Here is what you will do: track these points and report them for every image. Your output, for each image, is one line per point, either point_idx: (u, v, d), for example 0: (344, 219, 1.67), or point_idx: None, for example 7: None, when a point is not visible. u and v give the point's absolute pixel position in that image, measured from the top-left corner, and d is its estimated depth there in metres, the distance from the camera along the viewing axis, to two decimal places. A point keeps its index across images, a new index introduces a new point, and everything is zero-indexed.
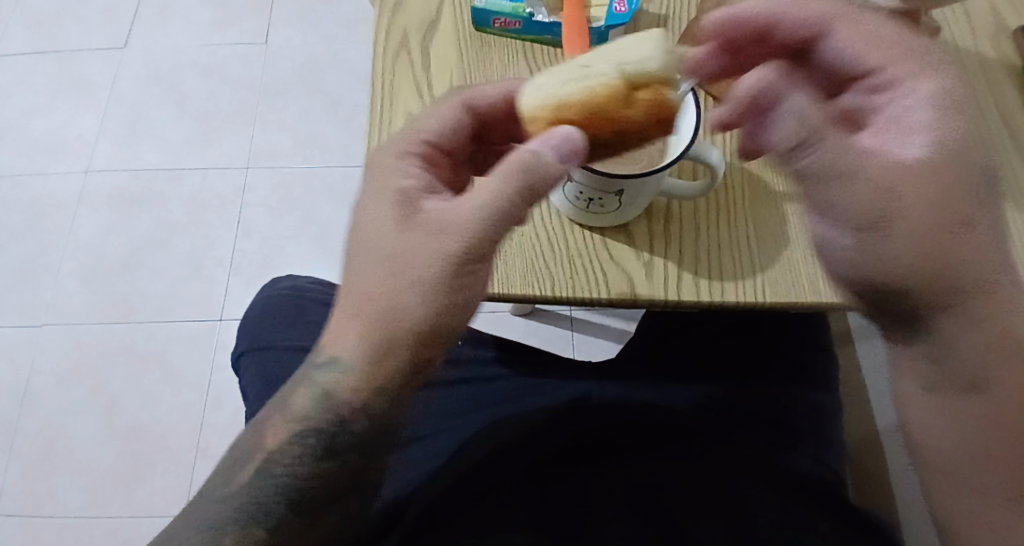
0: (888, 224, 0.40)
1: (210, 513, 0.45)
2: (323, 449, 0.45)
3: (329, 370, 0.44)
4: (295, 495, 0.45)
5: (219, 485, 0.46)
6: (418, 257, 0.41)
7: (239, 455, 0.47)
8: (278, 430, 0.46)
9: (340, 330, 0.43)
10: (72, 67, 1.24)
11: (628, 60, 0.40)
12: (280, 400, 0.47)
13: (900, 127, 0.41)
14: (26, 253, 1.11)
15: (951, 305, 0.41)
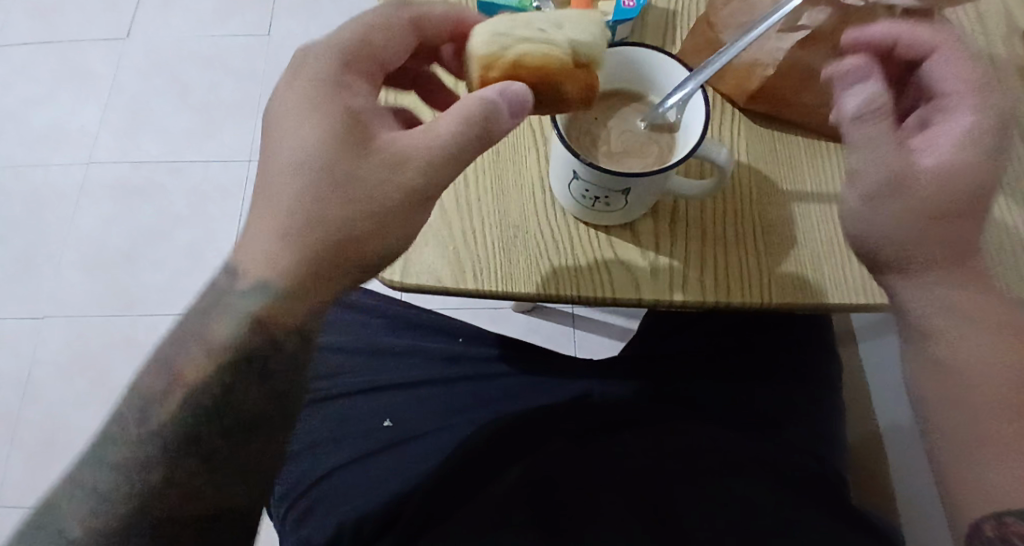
0: (894, 196, 0.46)
1: (122, 456, 0.44)
2: (242, 376, 0.46)
3: (246, 294, 0.45)
4: (224, 420, 0.45)
5: (126, 431, 0.45)
6: (341, 185, 0.43)
7: (145, 396, 0.46)
8: (190, 364, 0.46)
9: (256, 256, 0.44)
10: (73, 57, 1.24)
11: (579, 37, 0.45)
12: (183, 336, 0.47)
13: (931, 144, 0.48)
14: (26, 243, 1.11)
15: (908, 274, 0.47)
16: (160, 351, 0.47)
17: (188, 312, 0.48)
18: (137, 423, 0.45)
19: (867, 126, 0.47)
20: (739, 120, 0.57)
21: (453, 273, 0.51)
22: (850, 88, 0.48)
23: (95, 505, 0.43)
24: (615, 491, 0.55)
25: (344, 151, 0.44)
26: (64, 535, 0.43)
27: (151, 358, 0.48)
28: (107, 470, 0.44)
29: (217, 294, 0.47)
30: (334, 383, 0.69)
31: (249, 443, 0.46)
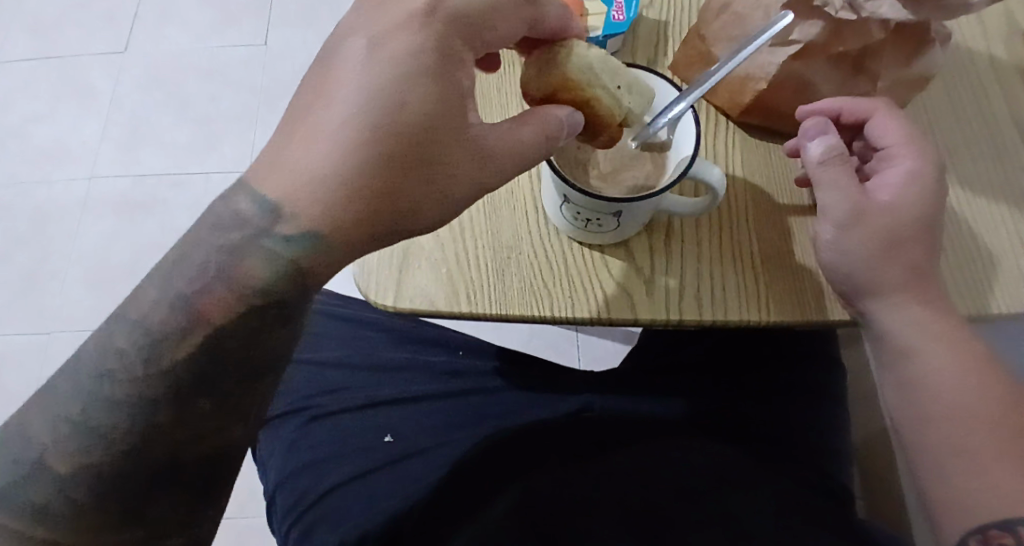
0: (854, 227, 0.48)
1: (125, 391, 0.43)
2: (261, 328, 0.43)
3: (290, 241, 0.42)
4: (240, 363, 0.44)
5: (129, 366, 0.43)
6: (408, 153, 0.41)
7: (151, 328, 0.43)
8: (210, 303, 0.42)
9: (310, 208, 0.41)
10: (73, 73, 1.24)
11: (639, 110, 0.46)
12: (204, 263, 0.42)
13: (888, 187, 0.50)
14: (32, 260, 1.12)
15: (876, 300, 0.49)
16: (171, 272, 0.43)
17: (207, 233, 0.43)
18: (143, 360, 0.42)
19: (831, 171, 0.49)
20: (735, 133, 0.56)
21: (447, 296, 0.51)
22: (809, 136, 0.49)
23: (87, 439, 0.43)
24: (608, 511, 0.55)
25: (424, 116, 0.41)
26: (50, 465, 0.43)
27: (158, 280, 0.43)
28: (104, 407, 0.43)
29: (249, 226, 0.42)
30: (335, 398, 0.68)
31: (250, 390, 0.46)
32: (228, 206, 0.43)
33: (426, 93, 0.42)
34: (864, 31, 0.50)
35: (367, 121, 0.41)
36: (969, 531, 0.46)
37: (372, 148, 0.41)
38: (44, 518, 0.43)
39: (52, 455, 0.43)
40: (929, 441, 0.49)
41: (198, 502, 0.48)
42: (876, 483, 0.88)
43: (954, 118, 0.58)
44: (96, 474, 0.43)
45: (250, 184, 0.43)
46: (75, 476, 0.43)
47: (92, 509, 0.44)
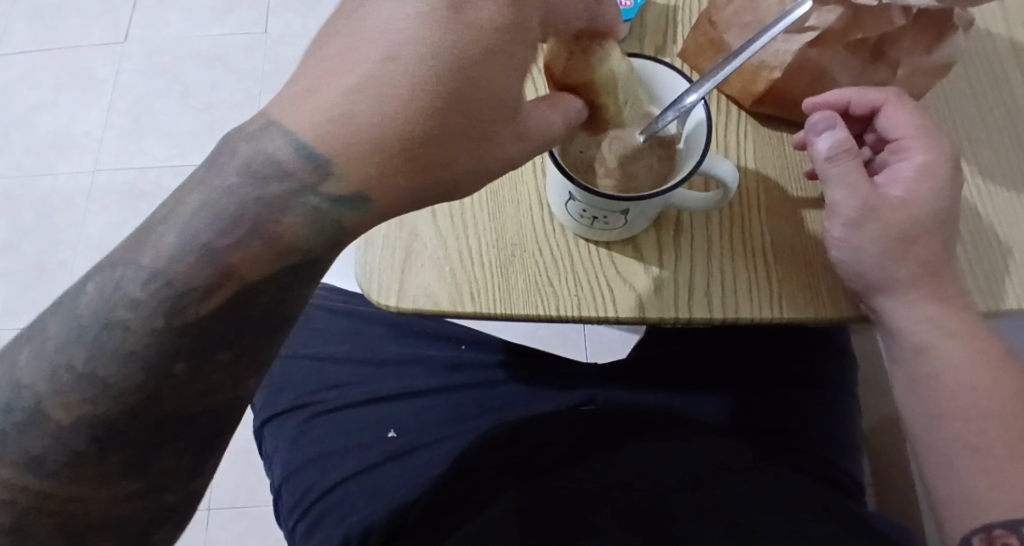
0: (866, 222, 0.47)
1: (136, 344, 0.37)
2: (292, 286, 0.39)
3: (336, 202, 0.38)
4: (268, 317, 0.39)
5: (145, 318, 0.37)
6: (459, 112, 0.38)
7: (169, 278, 0.36)
8: (242, 256, 0.37)
9: (354, 167, 0.38)
10: (75, 61, 1.23)
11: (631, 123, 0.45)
12: (234, 213, 0.37)
13: (900, 179, 0.48)
14: (38, 251, 1.11)
15: (888, 294, 0.48)
16: (195, 216, 0.37)
17: (237, 176, 0.37)
18: (162, 312, 0.36)
19: (839, 167, 0.47)
20: (746, 123, 0.55)
21: (450, 296, 0.50)
22: (817, 131, 0.47)
23: (91, 391, 0.37)
24: (608, 505, 0.54)
25: (478, 75, 0.38)
26: (48, 415, 0.38)
27: (178, 221, 0.37)
28: (113, 358, 0.37)
29: (290, 178, 0.37)
30: (338, 394, 0.67)
31: (267, 348, 0.41)
32: (260, 148, 0.37)
33: (478, 47, 0.38)
34: (884, 17, 0.48)
35: (422, 74, 0.38)
36: (975, 528, 0.45)
37: (424, 106, 0.38)
38: (41, 469, 0.38)
39: (50, 405, 0.37)
40: (945, 441, 0.47)
41: (202, 461, 0.43)
42: (886, 474, 0.87)
43: (973, 105, 0.56)
44: (102, 430, 0.38)
45: (289, 127, 0.37)
46: (76, 429, 0.38)
47: (93, 462, 0.39)
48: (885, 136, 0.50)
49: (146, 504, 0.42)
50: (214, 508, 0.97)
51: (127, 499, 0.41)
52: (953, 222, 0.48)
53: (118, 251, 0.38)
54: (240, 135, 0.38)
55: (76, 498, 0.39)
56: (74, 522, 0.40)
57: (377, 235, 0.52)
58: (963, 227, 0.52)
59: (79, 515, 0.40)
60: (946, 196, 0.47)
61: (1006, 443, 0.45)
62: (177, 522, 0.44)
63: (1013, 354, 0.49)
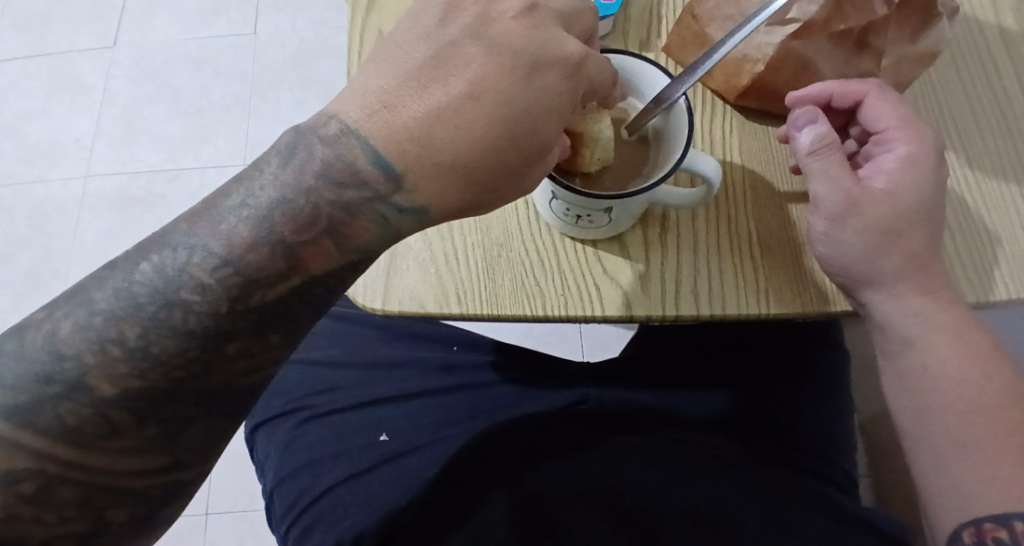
0: (853, 215, 0.46)
1: (195, 324, 0.37)
2: (347, 282, 0.40)
3: (405, 211, 0.39)
4: (319, 309, 0.40)
5: (211, 302, 0.37)
6: (523, 140, 0.40)
7: (240, 265, 0.37)
8: (311, 251, 0.38)
9: (427, 177, 0.39)
10: (64, 68, 1.22)
11: (608, 159, 0.46)
12: (311, 211, 0.37)
13: (886, 171, 0.48)
14: (33, 260, 1.10)
15: (878, 287, 0.47)
16: (271, 208, 0.37)
17: (315, 176, 0.38)
18: (228, 296, 0.37)
19: (822, 161, 0.47)
20: (732, 116, 0.54)
21: (436, 297, 0.50)
22: (798, 126, 0.47)
23: (142, 366, 0.37)
24: (589, 501, 0.53)
25: (541, 108, 0.40)
26: (90, 387, 0.36)
27: (253, 211, 0.37)
28: (169, 333, 0.37)
29: (365, 185, 0.38)
30: (331, 398, 0.67)
31: (297, 341, 0.41)
32: (335, 149, 0.38)
33: (547, 83, 0.40)
34: (866, 6, 0.49)
35: (498, 108, 0.39)
36: (965, 522, 0.45)
37: (497, 117, 0.39)
38: (74, 440, 0.36)
39: (96, 378, 0.36)
40: (937, 434, 0.47)
41: (217, 437, 0.41)
42: (883, 464, 0.87)
43: (961, 94, 0.55)
44: (144, 404, 0.37)
45: (370, 135, 0.38)
46: (120, 402, 0.37)
47: (130, 434, 0.37)
48: (869, 130, 0.50)
49: (164, 481, 0.40)
50: (215, 514, 0.97)
51: (150, 474, 0.39)
52: (938, 213, 0.47)
53: (178, 230, 0.38)
54: (315, 132, 0.39)
55: (103, 469, 0.37)
56: (98, 495, 0.38)
57: None
58: (952, 219, 0.52)
59: (104, 488, 0.38)
60: (930, 185, 0.47)
61: (994, 434, 0.45)
62: (184, 500, 0.42)
63: (1003, 346, 0.48)
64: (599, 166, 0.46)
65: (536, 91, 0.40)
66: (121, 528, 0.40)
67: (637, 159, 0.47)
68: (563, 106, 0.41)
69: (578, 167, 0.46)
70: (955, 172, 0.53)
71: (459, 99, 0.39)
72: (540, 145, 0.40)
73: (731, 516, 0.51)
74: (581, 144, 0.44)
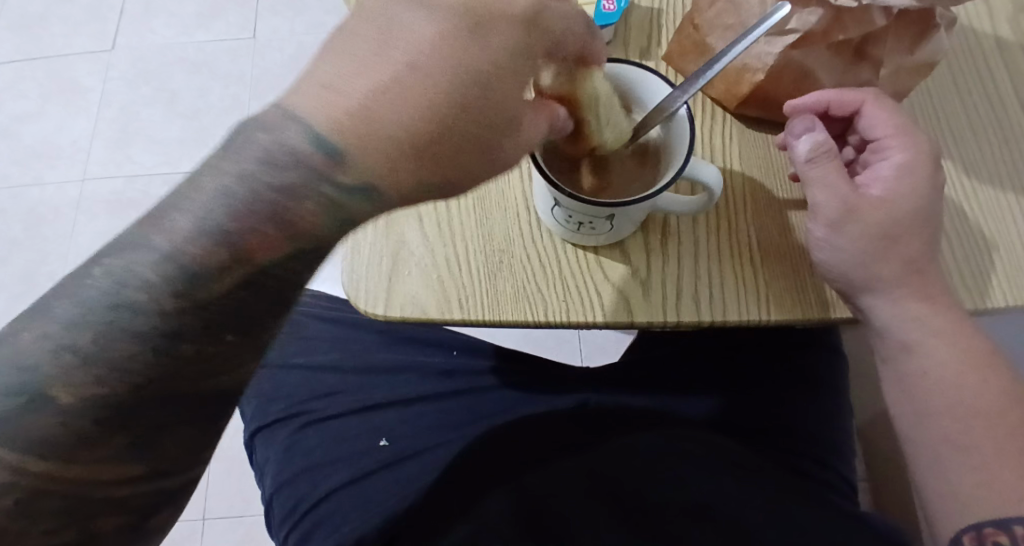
0: (852, 222, 0.47)
1: (148, 325, 0.34)
2: (304, 275, 0.38)
3: (351, 191, 0.37)
4: (275, 301, 0.38)
5: (158, 300, 0.34)
6: (470, 118, 0.39)
7: (183, 260, 0.34)
8: (258, 240, 0.35)
9: (373, 155, 0.37)
10: (60, 70, 1.22)
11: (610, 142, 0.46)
12: (252, 197, 0.35)
13: (882, 179, 0.48)
14: (27, 263, 1.10)
15: (878, 293, 0.48)
16: (213, 199, 0.35)
17: (255, 161, 0.35)
18: (175, 293, 0.34)
19: (819, 168, 0.47)
20: (732, 124, 0.55)
21: (439, 303, 0.50)
22: (795, 134, 0.48)
23: (99, 374, 0.34)
24: (591, 501, 0.54)
25: (498, 80, 0.39)
26: (53, 398, 0.34)
27: (194, 204, 0.35)
28: (123, 338, 0.34)
29: (305, 165, 0.35)
30: (330, 402, 0.67)
31: (259, 339, 0.39)
32: (269, 130, 0.36)
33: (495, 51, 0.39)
34: (865, 18, 0.49)
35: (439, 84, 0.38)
36: (966, 527, 0.45)
37: (443, 85, 0.38)
38: (48, 452, 0.35)
39: (56, 388, 0.34)
40: (935, 438, 0.47)
41: (200, 445, 0.40)
42: (880, 469, 0.87)
43: (958, 103, 0.56)
44: (111, 414, 0.35)
45: (306, 115, 0.36)
46: (85, 411, 0.35)
47: (103, 444, 0.36)
48: (866, 138, 0.51)
49: (144, 488, 0.39)
50: (211, 518, 0.97)
51: (130, 482, 0.38)
52: (936, 220, 0.48)
53: (127, 232, 0.36)
54: (254, 122, 0.36)
55: (82, 479, 0.36)
56: (79, 506, 0.37)
57: (363, 245, 0.52)
58: (949, 226, 0.52)
59: (84, 498, 0.37)
60: (927, 192, 0.48)
61: (994, 439, 0.46)
62: (168, 511, 0.42)
63: (1000, 351, 0.49)
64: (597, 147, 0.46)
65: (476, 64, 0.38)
66: (113, 534, 0.40)
67: (644, 167, 0.47)
68: (521, 75, 0.40)
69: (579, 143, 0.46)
70: (952, 180, 0.54)
71: (399, 78, 0.37)
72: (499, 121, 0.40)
73: (733, 513, 0.51)
74: (576, 110, 0.44)
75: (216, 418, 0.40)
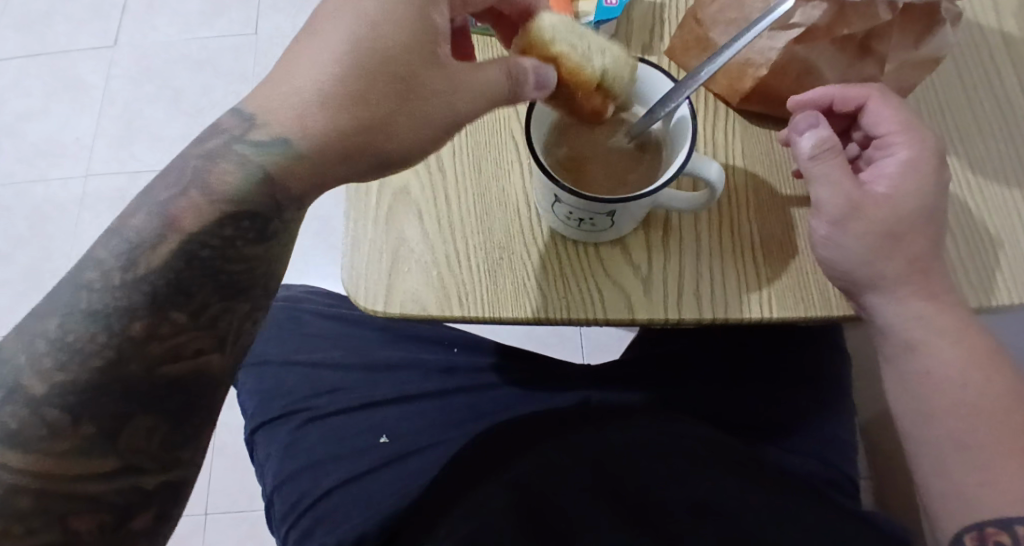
0: (856, 219, 0.46)
1: (100, 303, 0.37)
2: (235, 241, 0.39)
3: (260, 146, 0.39)
4: (223, 277, 0.39)
5: (105, 275, 0.37)
6: (379, 80, 0.40)
7: (130, 236, 0.38)
8: (187, 210, 0.38)
9: (279, 113, 0.40)
10: (65, 68, 1.22)
11: (612, 71, 0.44)
12: (182, 170, 0.39)
13: (887, 174, 0.48)
14: (31, 259, 1.10)
15: (881, 291, 0.47)
16: (156, 185, 0.39)
17: (192, 148, 0.41)
18: (120, 267, 0.37)
19: (823, 165, 0.47)
20: (734, 120, 0.55)
21: (439, 300, 0.50)
22: (800, 131, 0.47)
23: (64, 358, 0.37)
24: (591, 495, 0.53)
25: (418, 51, 0.41)
26: (24, 388, 0.36)
27: (147, 193, 0.39)
28: (81, 319, 0.37)
29: (222, 133, 0.40)
30: (331, 399, 0.67)
31: (217, 321, 0.40)
32: (218, 121, 0.41)
33: (392, 17, 0.40)
34: (870, 13, 0.48)
35: (343, 50, 0.40)
36: (968, 526, 0.45)
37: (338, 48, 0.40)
38: (18, 445, 0.36)
39: (27, 377, 0.36)
40: (937, 437, 0.47)
41: (174, 439, 0.40)
42: (884, 470, 0.87)
43: (964, 100, 0.55)
44: (77, 401, 0.37)
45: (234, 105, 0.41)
46: (52, 399, 0.36)
47: (68, 435, 0.37)
48: (871, 134, 0.50)
49: (120, 484, 0.39)
50: (213, 513, 0.97)
51: (103, 478, 0.38)
52: (940, 216, 0.47)
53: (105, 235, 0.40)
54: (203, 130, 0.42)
55: (57, 476, 0.37)
56: (54, 504, 0.37)
57: (364, 241, 0.52)
58: (954, 223, 0.52)
59: (59, 494, 0.37)
60: (932, 189, 0.47)
61: (997, 438, 0.45)
62: (155, 510, 0.40)
63: (1004, 350, 0.48)
64: (602, 85, 0.44)
65: (376, 25, 0.40)
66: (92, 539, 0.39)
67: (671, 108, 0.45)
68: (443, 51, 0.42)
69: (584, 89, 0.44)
70: (957, 176, 0.53)
71: (309, 52, 0.40)
72: (421, 97, 0.41)
73: (735, 511, 0.51)
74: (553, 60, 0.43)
75: (188, 411, 0.40)
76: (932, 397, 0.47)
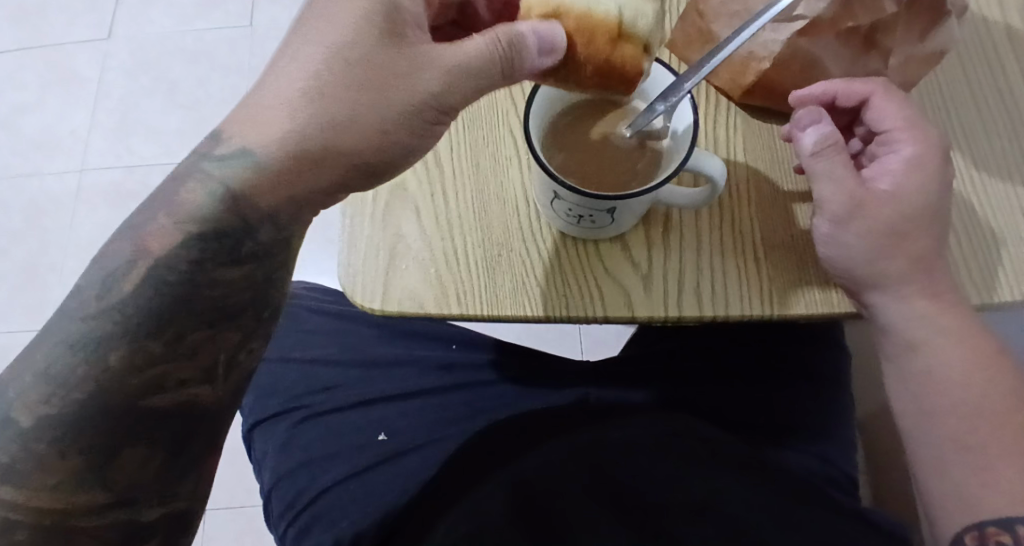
0: (859, 216, 0.46)
1: (79, 334, 0.37)
2: (204, 264, 0.38)
3: (227, 160, 0.39)
4: (198, 302, 0.39)
5: (85, 306, 0.37)
6: (365, 87, 0.40)
7: (109, 267, 0.38)
8: (160, 237, 0.38)
9: (265, 122, 0.39)
10: (59, 61, 1.21)
11: (634, 10, 0.40)
12: (160, 197, 0.39)
13: (891, 171, 0.47)
14: (27, 254, 1.09)
15: (885, 288, 0.47)
16: (137, 213, 0.39)
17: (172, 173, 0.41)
18: (95, 297, 0.37)
19: (825, 162, 0.46)
20: (737, 114, 0.54)
21: (436, 298, 0.49)
22: (802, 126, 0.46)
23: (47, 390, 0.36)
24: (589, 492, 0.52)
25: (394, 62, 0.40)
26: (15, 421, 0.37)
27: (128, 223, 0.39)
28: (63, 351, 0.37)
29: (196, 154, 0.40)
30: (328, 397, 0.66)
31: (199, 345, 0.39)
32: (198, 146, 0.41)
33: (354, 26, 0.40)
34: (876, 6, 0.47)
35: (327, 63, 0.39)
36: (968, 525, 0.44)
37: (318, 58, 0.40)
38: (13, 479, 0.37)
39: (17, 410, 0.37)
40: (937, 434, 0.46)
41: (171, 474, 0.41)
42: (881, 466, 0.87)
43: (968, 95, 0.55)
44: (60, 434, 0.37)
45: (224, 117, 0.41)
46: (37, 431, 0.37)
47: (58, 468, 0.37)
48: (874, 130, 0.50)
49: (116, 516, 0.39)
50: (216, 508, 0.97)
51: (99, 511, 0.39)
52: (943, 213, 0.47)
53: None
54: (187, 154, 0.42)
55: (54, 510, 0.38)
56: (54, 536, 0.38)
57: (360, 239, 0.51)
58: (957, 220, 0.51)
59: (60, 530, 0.38)
60: (935, 185, 0.47)
61: (997, 436, 0.45)
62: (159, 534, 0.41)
63: (1006, 348, 0.48)
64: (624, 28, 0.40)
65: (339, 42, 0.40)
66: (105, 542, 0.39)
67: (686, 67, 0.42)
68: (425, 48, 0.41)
69: (605, 40, 0.40)
70: (960, 172, 0.53)
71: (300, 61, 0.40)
72: (396, 98, 0.40)
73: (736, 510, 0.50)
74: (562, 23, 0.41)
75: (180, 438, 0.40)
76: (933, 395, 0.47)
